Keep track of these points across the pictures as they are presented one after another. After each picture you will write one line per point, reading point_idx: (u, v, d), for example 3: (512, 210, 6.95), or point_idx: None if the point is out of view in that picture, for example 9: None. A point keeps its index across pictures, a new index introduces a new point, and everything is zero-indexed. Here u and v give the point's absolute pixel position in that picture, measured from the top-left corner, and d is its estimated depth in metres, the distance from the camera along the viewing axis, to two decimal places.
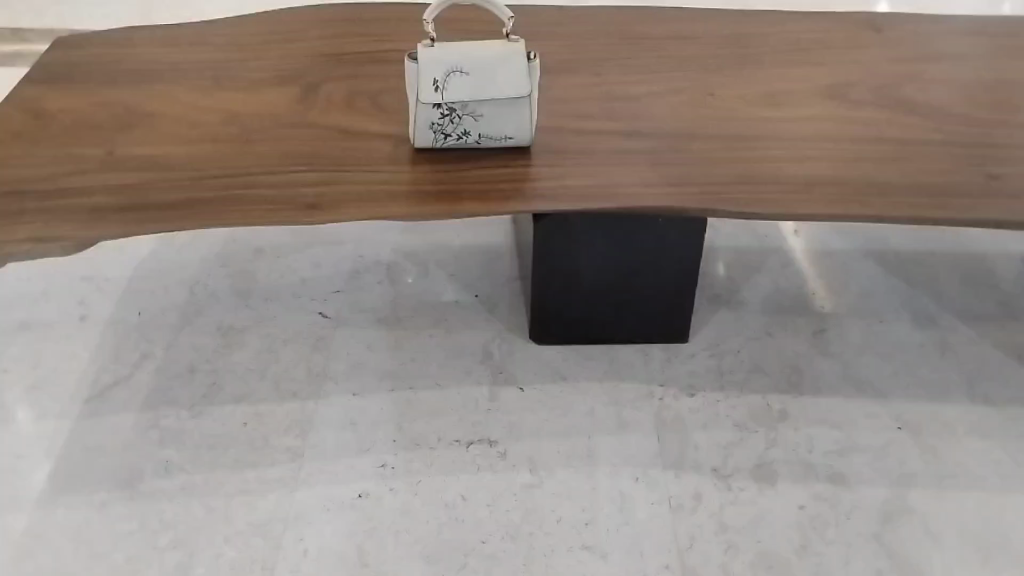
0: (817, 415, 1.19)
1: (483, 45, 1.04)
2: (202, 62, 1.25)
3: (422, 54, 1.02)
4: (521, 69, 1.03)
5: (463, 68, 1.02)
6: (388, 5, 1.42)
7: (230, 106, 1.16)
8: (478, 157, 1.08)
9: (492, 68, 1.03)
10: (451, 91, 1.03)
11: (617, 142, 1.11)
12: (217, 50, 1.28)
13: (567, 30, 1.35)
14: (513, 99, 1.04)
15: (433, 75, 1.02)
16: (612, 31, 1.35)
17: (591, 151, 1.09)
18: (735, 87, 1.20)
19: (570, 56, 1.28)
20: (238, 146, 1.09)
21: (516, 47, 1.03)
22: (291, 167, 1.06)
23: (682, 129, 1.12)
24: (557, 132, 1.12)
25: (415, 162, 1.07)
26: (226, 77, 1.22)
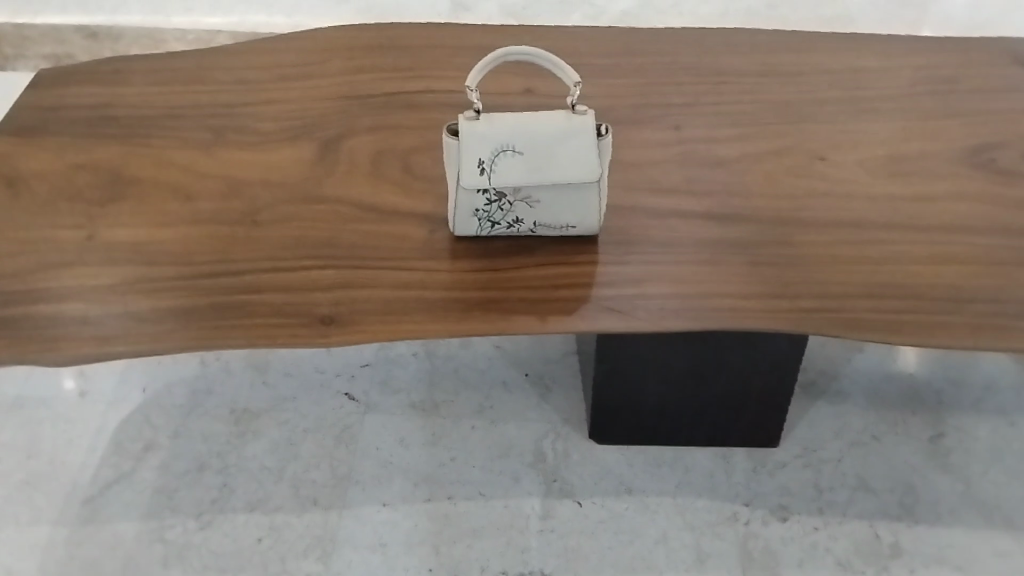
0: (936, 551, 0.98)
1: (540, 116, 0.83)
2: (218, 119, 1.09)
3: (464, 128, 0.82)
4: (590, 149, 0.83)
5: (515, 146, 0.82)
6: (435, 47, 1.25)
7: (241, 175, 0.98)
8: (533, 250, 0.88)
9: (552, 147, 0.82)
10: (500, 174, 0.82)
11: (703, 231, 0.91)
12: (236, 101, 1.12)
13: (644, 70, 1.20)
14: (578, 185, 0.84)
15: (477, 155, 0.82)
16: (690, 82, 1.17)
17: (672, 244, 0.89)
18: (840, 156, 1.03)
19: (641, 116, 1.11)
20: (244, 230, 0.90)
21: (583, 121, 0.83)
22: (305, 257, 0.86)
23: (784, 212, 0.93)
24: (632, 212, 0.94)
25: (455, 257, 0.87)
26: (243, 138, 1.05)
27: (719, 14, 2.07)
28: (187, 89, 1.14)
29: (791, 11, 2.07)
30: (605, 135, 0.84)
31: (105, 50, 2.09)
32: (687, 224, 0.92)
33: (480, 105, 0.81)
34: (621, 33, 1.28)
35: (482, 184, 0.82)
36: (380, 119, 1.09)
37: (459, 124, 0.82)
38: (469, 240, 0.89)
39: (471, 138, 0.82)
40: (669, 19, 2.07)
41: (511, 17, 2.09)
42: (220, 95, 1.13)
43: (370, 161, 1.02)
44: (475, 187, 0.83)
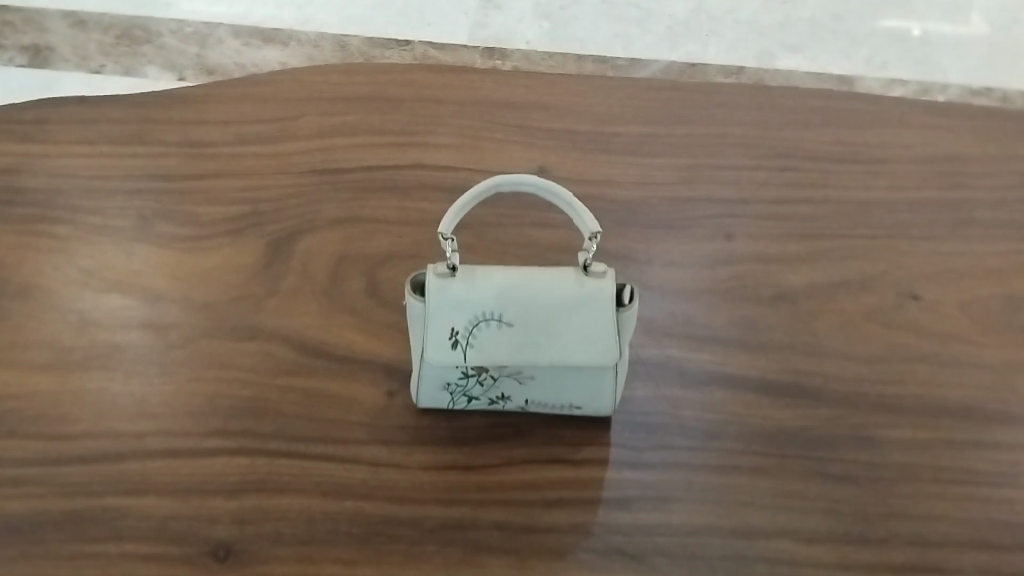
0: None
1: (540, 272, 0.61)
2: (146, 196, 0.86)
3: (433, 284, 0.61)
4: (605, 323, 0.60)
5: (501, 313, 0.60)
6: (423, 91, 0.98)
7: (158, 289, 0.77)
8: (523, 435, 0.65)
9: (552, 317, 0.60)
10: (477, 349, 0.60)
11: (753, 415, 0.67)
12: (171, 169, 0.88)
13: (690, 146, 0.94)
14: (586, 369, 0.61)
15: (447, 322, 0.60)
16: (746, 168, 0.91)
17: (710, 435, 0.65)
18: (936, 293, 0.78)
19: (680, 217, 0.86)
20: (146, 385, 0.70)
21: (599, 284, 0.60)
22: (216, 432, 0.66)
23: (862, 386, 0.69)
24: (660, 375, 0.70)
25: (414, 443, 0.65)
26: (172, 228, 0.83)
27: (778, 24, 1.77)
28: (114, 150, 0.90)
29: (860, 24, 1.78)
30: (630, 302, 0.61)
31: (91, 44, 1.64)
32: (730, 398, 0.68)
33: (455, 261, 0.59)
34: (666, 84, 1.01)
35: (451, 360, 0.61)
36: (347, 204, 0.86)
37: (427, 277, 0.61)
38: (435, 413, 0.66)
39: (441, 298, 0.60)
40: (724, 30, 1.76)
41: (544, 18, 1.75)
42: (155, 160, 0.89)
43: (326, 272, 0.79)
44: (444, 363, 0.61)
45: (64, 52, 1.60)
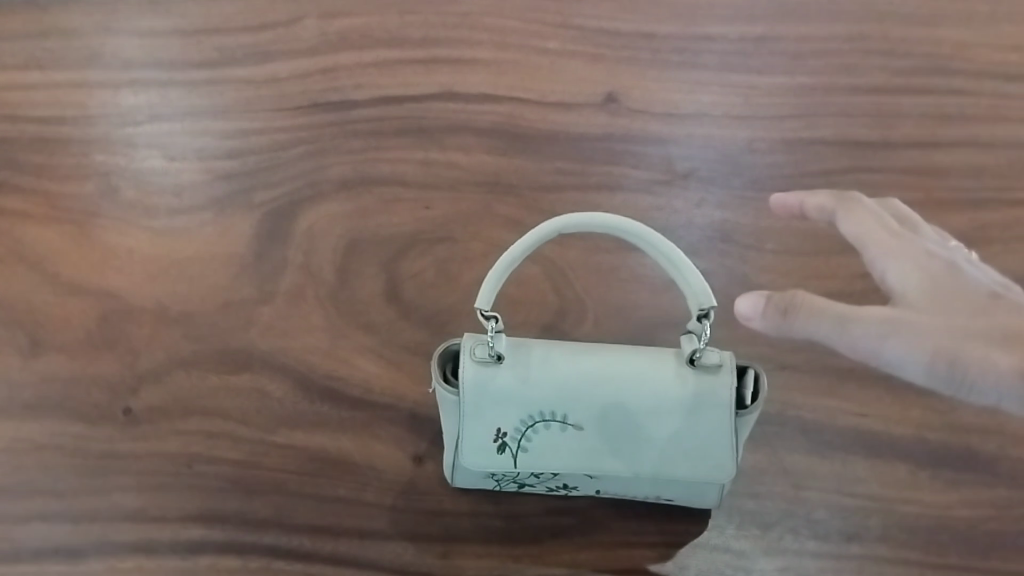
0: None
1: (623, 354, 0.45)
2: (105, 147, 0.66)
3: (468, 374, 0.43)
4: (720, 432, 0.43)
5: (568, 413, 0.43)
6: None
7: (118, 288, 0.58)
8: (591, 527, 0.52)
9: (642, 420, 0.43)
10: (534, 456, 0.43)
11: (904, 502, 0.53)
12: (138, 107, 0.68)
13: (816, 57, 0.69)
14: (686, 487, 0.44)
15: (493, 420, 0.43)
16: (891, 94, 0.67)
17: (847, 535, 0.52)
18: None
19: (798, 170, 0.64)
20: (109, 442, 0.52)
21: (713, 377, 0.43)
22: (202, 517, 0.50)
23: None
24: (789, 439, 0.54)
25: (455, 538, 0.51)
26: (138, 194, 0.64)
27: None
28: (65, 78, 0.69)
29: None
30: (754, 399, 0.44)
31: None
32: (877, 475, 0.54)
33: (499, 348, 0.43)
34: None
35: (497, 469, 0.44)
36: (356, 159, 0.66)
37: (461, 360, 0.44)
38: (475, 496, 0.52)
39: (482, 390, 0.43)
40: None
41: None
42: (117, 93, 0.68)
43: (332, 265, 0.61)
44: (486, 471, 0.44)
45: None
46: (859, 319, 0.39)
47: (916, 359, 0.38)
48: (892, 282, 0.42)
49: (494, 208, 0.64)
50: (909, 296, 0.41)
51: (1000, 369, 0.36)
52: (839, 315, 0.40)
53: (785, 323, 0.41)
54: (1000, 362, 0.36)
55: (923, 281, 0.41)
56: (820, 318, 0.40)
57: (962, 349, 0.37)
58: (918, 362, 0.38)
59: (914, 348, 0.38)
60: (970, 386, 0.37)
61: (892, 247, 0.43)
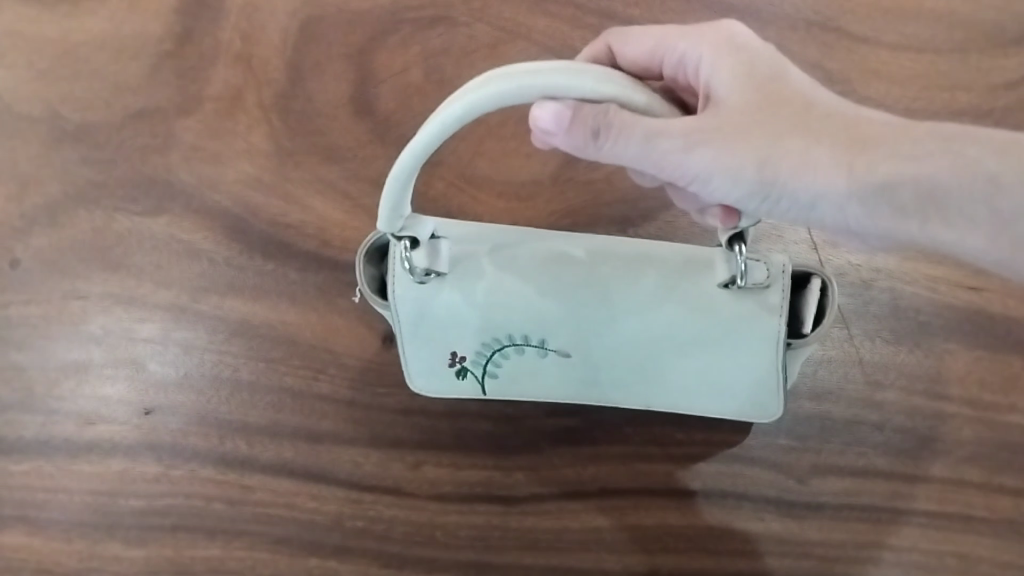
0: None
1: (617, 263, 0.33)
2: None
3: (398, 294, 0.34)
4: (746, 371, 0.34)
5: (543, 340, 0.35)
6: None
7: None
8: (604, 437, 0.40)
9: (640, 353, 0.35)
10: (504, 379, 0.36)
11: (1014, 414, 0.40)
12: None
13: None
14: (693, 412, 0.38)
15: (445, 344, 0.35)
16: None
17: (932, 451, 0.39)
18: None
19: None
20: None
21: (750, 309, 0.33)
22: (100, 417, 0.40)
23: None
24: (883, 331, 0.41)
25: (426, 435, 0.40)
26: None
27: None
28: None
29: None
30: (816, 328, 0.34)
31: None
32: (979, 370, 0.40)
33: (429, 265, 0.32)
34: None
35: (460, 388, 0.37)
36: None
37: (391, 274, 0.33)
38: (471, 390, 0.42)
39: (425, 316, 0.34)
40: None
41: None
42: None
43: (282, 57, 0.43)
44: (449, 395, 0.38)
45: None
46: (664, 122, 0.26)
47: (733, 178, 0.27)
48: (714, 81, 0.28)
49: None
50: (725, 99, 0.28)
51: (840, 178, 0.27)
52: (646, 123, 0.26)
53: (590, 144, 0.26)
54: (851, 172, 0.27)
55: (746, 75, 0.28)
56: (627, 129, 0.26)
57: (780, 147, 0.27)
58: (736, 179, 0.27)
59: (735, 158, 0.27)
60: (808, 203, 0.28)
61: (715, 34, 0.29)
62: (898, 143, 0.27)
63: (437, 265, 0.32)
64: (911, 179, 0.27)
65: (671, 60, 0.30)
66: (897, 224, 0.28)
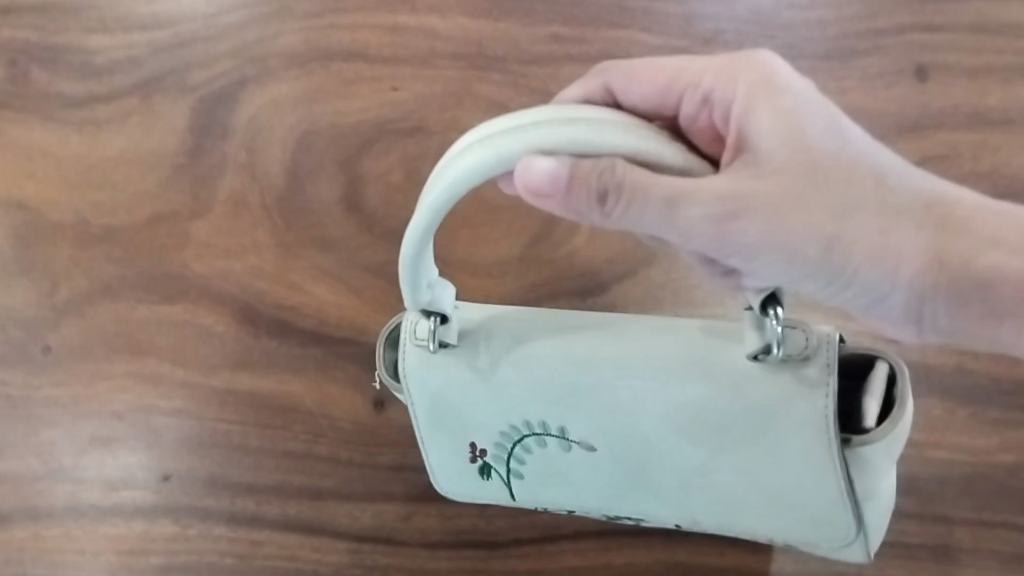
0: None
1: (642, 341, 0.34)
2: (11, 16, 0.54)
3: (411, 365, 0.36)
4: (789, 467, 0.34)
5: (562, 431, 0.35)
6: None
7: (31, 203, 0.50)
8: None
9: (666, 442, 0.34)
10: (530, 475, 0.37)
11: (942, 450, 0.44)
12: None
13: None
14: (731, 524, 0.37)
15: (465, 437, 0.37)
16: None
17: None
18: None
19: None
20: (26, 389, 0.47)
21: (782, 391, 0.32)
22: (120, 484, 0.45)
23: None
24: None
25: (412, 488, 0.44)
26: (59, 79, 0.53)
27: None
28: None
29: None
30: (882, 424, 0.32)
31: None
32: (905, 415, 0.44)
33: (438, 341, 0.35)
34: None
35: (486, 484, 0.39)
36: (308, 24, 0.52)
37: (402, 355, 0.36)
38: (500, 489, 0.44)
39: (433, 404, 0.37)
40: None
41: None
42: None
43: (280, 164, 0.50)
44: (479, 493, 0.40)
45: None
46: (703, 189, 0.28)
47: (788, 259, 0.30)
48: (755, 133, 0.30)
49: (475, 85, 0.50)
50: (768, 158, 0.29)
51: (915, 275, 0.31)
52: (664, 189, 0.27)
53: (594, 207, 0.27)
54: (926, 261, 0.31)
55: (790, 127, 0.30)
56: (643, 197, 0.27)
57: (845, 230, 0.30)
58: (791, 253, 0.30)
59: (787, 231, 0.29)
60: (878, 287, 0.31)
61: (749, 76, 0.31)
62: (970, 232, 0.31)
63: (446, 339, 0.35)
64: (979, 276, 0.31)
65: (692, 97, 0.32)
66: (969, 322, 0.32)
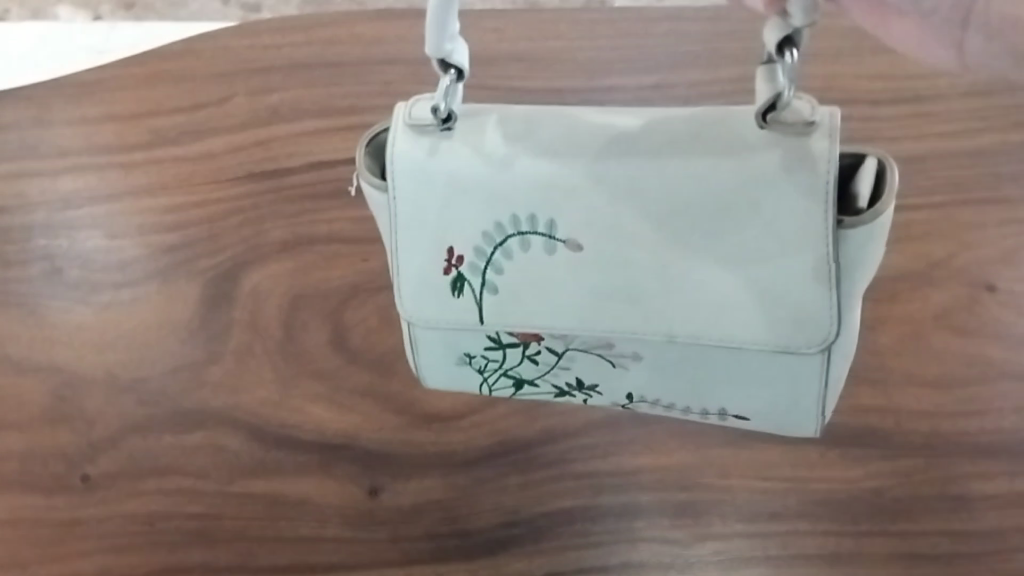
0: None
1: (691, 149, 0.46)
2: (44, 230, 0.68)
3: (404, 149, 0.49)
4: (791, 250, 0.45)
5: (550, 228, 0.47)
6: (371, 44, 0.75)
7: (67, 365, 0.61)
8: (543, 534, 0.55)
9: (668, 245, 0.46)
10: (507, 285, 0.49)
11: (819, 482, 0.56)
12: (77, 192, 0.70)
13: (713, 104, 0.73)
14: (711, 325, 0.47)
15: (443, 243, 0.49)
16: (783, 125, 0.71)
17: (770, 515, 0.56)
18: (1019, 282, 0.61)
19: None
20: (72, 509, 0.56)
21: (791, 165, 0.44)
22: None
23: (944, 424, 0.58)
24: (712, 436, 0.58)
25: (409, 552, 0.55)
26: (85, 272, 0.66)
27: None
28: (6, 171, 0.71)
29: None
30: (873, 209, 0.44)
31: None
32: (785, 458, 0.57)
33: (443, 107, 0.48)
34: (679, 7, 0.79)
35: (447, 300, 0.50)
36: (293, 219, 0.67)
37: (393, 142, 0.49)
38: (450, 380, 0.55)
39: (417, 197, 0.49)
40: None
41: None
42: (58, 180, 0.71)
43: (278, 320, 0.63)
44: (444, 314, 0.50)
45: (165, 15, 1.24)
46: None
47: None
48: None
49: None
50: None
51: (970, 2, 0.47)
52: None
53: None
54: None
55: None
56: None
57: None
58: None
59: None
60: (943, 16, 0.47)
61: None
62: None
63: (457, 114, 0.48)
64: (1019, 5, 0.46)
65: None
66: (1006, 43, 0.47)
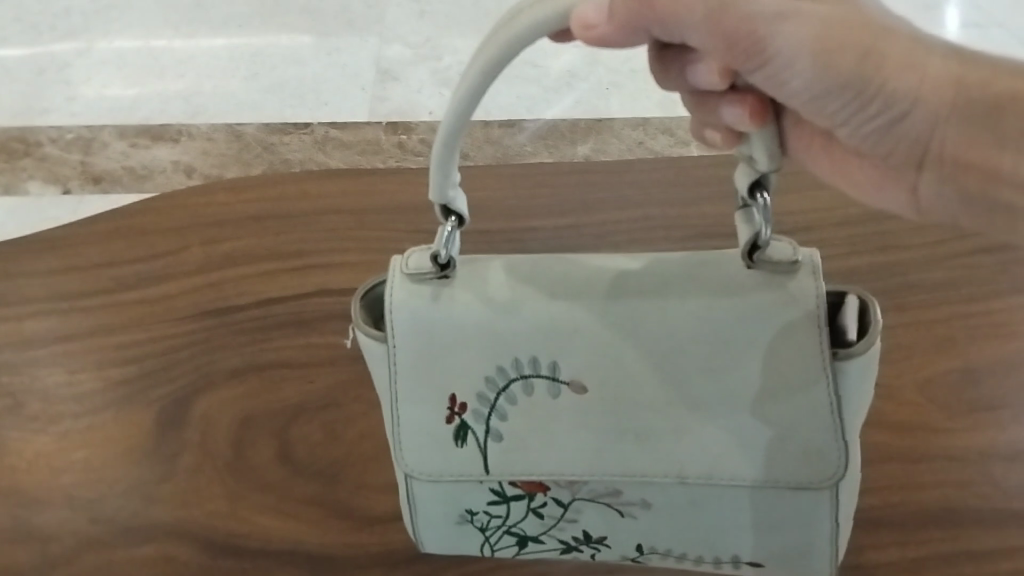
0: None
1: (685, 301, 0.53)
2: (8, 369, 0.74)
3: (400, 297, 0.55)
4: (791, 390, 0.52)
5: (553, 371, 0.54)
6: (316, 194, 0.84)
7: (29, 491, 0.67)
8: None
9: (675, 384, 0.53)
10: (512, 438, 0.55)
11: None
12: (40, 334, 0.76)
13: (623, 234, 0.82)
14: (719, 466, 0.53)
15: (447, 391, 0.55)
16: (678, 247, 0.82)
17: None
18: (890, 376, 0.69)
19: None
20: None
21: (785, 305, 0.51)
22: None
23: None
24: None
25: None
26: (46, 405, 0.71)
27: None
28: None
29: None
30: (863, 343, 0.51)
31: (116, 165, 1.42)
32: None
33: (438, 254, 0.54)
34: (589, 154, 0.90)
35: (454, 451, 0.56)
36: (242, 348, 0.74)
37: (391, 291, 0.55)
38: (440, 541, 0.61)
39: (428, 344, 0.55)
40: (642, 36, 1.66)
41: (443, 86, 1.55)
42: (21, 322, 0.76)
43: (225, 439, 0.68)
44: (456, 463, 0.56)
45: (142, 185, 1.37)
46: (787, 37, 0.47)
47: (817, 68, 0.48)
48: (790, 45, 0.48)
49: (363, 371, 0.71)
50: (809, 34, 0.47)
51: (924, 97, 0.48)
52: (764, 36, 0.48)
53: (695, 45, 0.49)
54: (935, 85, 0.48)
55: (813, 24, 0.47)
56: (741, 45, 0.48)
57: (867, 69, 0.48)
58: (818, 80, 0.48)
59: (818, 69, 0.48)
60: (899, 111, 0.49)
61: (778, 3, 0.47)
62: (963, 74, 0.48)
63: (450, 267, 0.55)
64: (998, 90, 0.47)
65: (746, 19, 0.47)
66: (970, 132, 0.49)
